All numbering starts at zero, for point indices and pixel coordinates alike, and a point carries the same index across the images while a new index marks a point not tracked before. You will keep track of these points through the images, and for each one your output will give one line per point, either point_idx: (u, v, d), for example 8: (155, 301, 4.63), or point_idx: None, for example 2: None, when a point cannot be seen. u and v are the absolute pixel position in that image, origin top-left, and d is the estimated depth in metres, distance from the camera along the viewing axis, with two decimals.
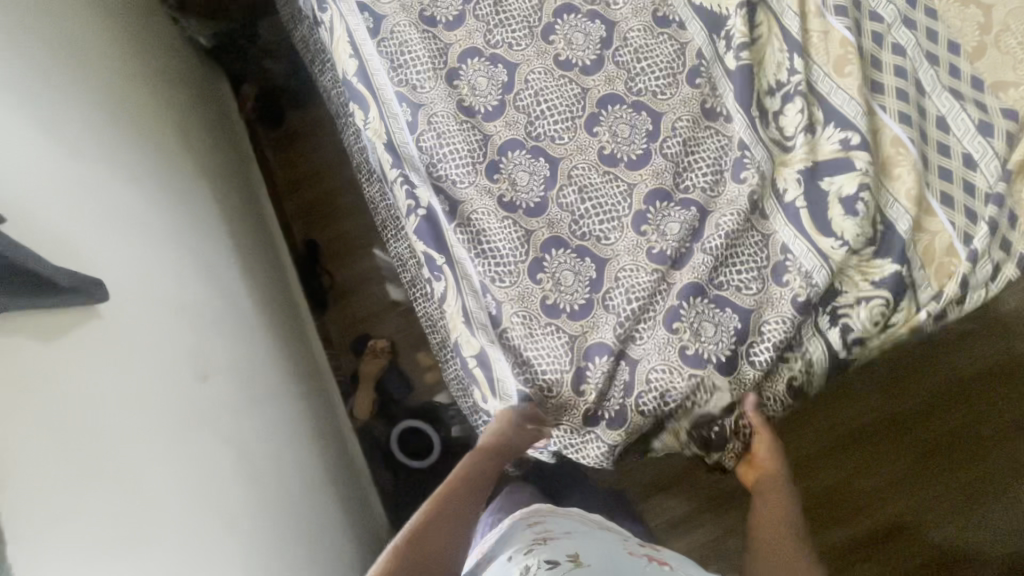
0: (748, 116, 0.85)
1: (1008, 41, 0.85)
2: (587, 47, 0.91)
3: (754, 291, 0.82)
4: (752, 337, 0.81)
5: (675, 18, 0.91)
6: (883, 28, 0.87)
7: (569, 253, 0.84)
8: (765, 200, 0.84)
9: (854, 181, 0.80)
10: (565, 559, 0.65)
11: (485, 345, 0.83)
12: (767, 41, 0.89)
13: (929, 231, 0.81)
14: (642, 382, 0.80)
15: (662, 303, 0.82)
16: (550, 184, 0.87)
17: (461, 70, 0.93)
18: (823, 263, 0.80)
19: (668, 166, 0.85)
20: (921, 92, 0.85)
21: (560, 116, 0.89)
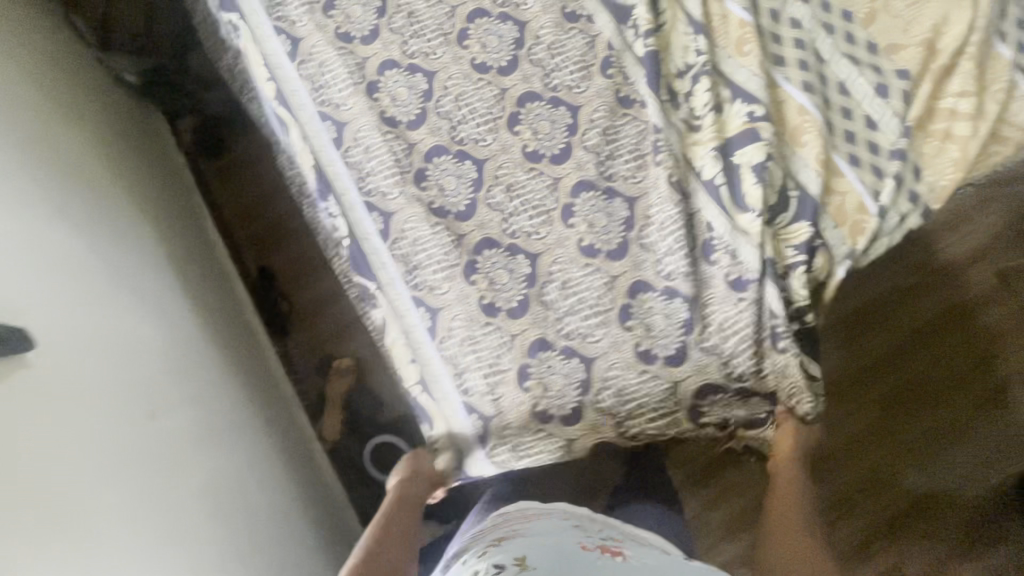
0: (660, 101, 0.88)
1: (896, 6, 0.90)
2: (502, 48, 0.93)
3: (691, 276, 0.83)
4: (699, 324, 0.83)
5: (583, 12, 0.93)
6: (780, 5, 0.91)
7: (501, 252, 0.86)
8: (689, 183, 0.86)
9: (761, 153, 0.84)
10: (511, 563, 0.67)
11: (427, 366, 0.84)
12: (672, 26, 0.92)
13: (838, 192, 0.85)
14: (598, 379, 0.82)
15: (613, 301, 0.83)
16: (478, 185, 0.89)
17: (380, 83, 0.93)
18: (744, 240, 0.83)
19: (590, 157, 0.88)
20: (821, 61, 0.89)
21: (482, 118, 0.91)
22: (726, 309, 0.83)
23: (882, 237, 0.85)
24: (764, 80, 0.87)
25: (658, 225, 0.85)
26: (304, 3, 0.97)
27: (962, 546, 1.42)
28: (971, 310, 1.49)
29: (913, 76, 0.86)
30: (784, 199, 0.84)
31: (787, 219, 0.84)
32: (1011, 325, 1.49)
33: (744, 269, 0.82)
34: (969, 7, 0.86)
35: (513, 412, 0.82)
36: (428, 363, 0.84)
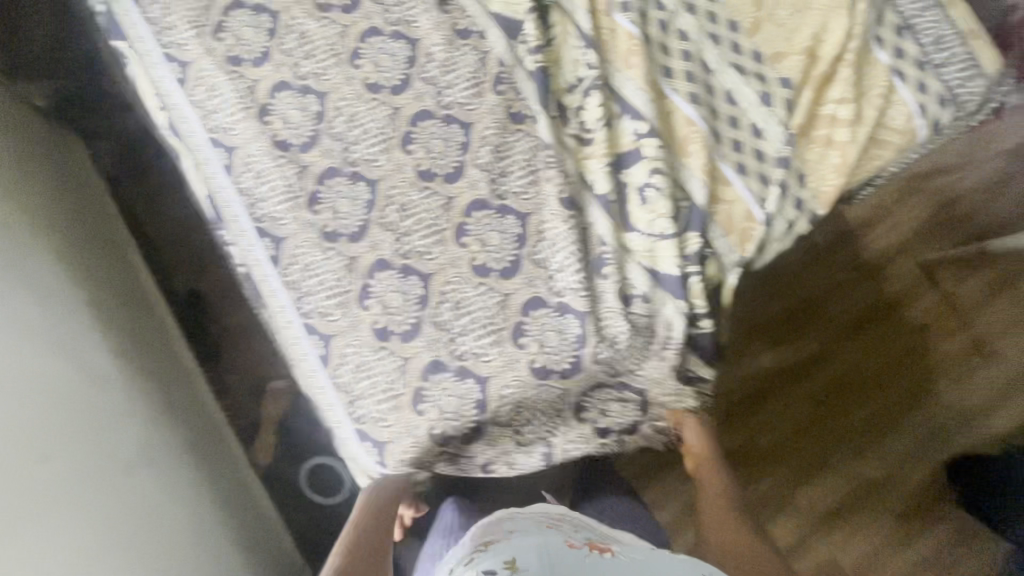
0: (549, 118, 0.88)
1: (780, 14, 0.91)
2: (394, 67, 0.92)
3: (585, 292, 0.83)
4: (593, 338, 0.83)
5: (475, 28, 0.93)
6: (668, 16, 0.92)
7: (393, 273, 0.86)
8: (582, 196, 0.86)
9: (645, 170, 0.86)
10: (503, 567, 0.64)
11: (319, 391, 0.84)
12: (563, 40, 0.92)
13: (725, 201, 0.86)
14: (495, 398, 0.83)
15: (507, 319, 0.84)
16: (371, 207, 0.88)
17: (271, 106, 0.92)
18: (630, 255, 0.85)
19: (483, 176, 0.88)
20: (708, 72, 0.90)
21: (375, 139, 0.90)
22: (618, 322, 0.84)
23: (769, 243, 0.86)
24: (651, 93, 0.88)
25: (549, 241, 0.85)
26: (192, 26, 0.95)
27: (897, 533, 1.45)
28: (898, 303, 1.53)
29: (795, 84, 0.88)
30: (677, 209, 0.85)
31: (694, 228, 0.85)
32: (936, 317, 1.53)
33: (631, 284, 0.85)
34: (847, 14, 0.88)
35: (410, 437, 0.82)
36: (320, 392, 0.84)
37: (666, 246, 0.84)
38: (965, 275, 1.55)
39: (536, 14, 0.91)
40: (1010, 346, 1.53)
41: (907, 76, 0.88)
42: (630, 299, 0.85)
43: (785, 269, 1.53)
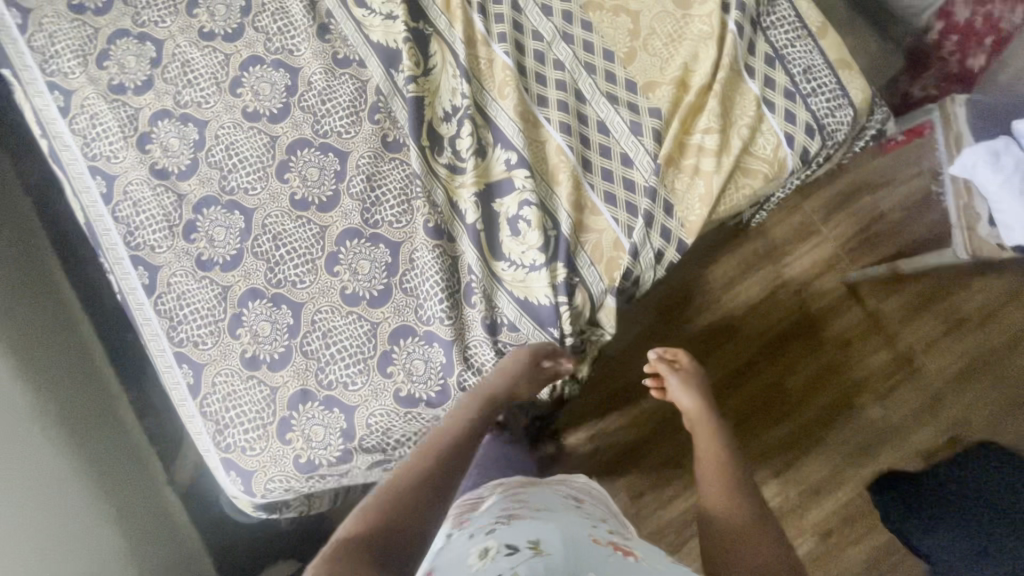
0: (421, 149, 0.89)
1: (654, 45, 0.92)
2: (274, 96, 0.93)
3: (452, 322, 0.84)
4: (458, 368, 0.84)
5: (355, 57, 0.94)
6: (544, 46, 0.93)
7: (264, 303, 0.86)
8: (452, 224, 0.87)
9: (515, 201, 0.87)
10: (525, 546, 0.53)
11: (187, 419, 0.84)
12: (441, 70, 0.93)
13: (596, 231, 0.87)
14: (361, 427, 0.83)
15: (375, 348, 0.84)
16: (245, 236, 0.88)
17: (152, 134, 0.92)
18: (497, 284, 0.86)
19: (356, 205, 0.88)
20: (582, 101, 0.91)
21: (251, 168, 0.91)
22: (485, 352, 0.85)
23: (639, 271, 0.86)
24: (523, 124, 0.89)
25: (418, 270, 0.86)
26: (76, 55, 0.95)
27: (820, 553, 1.45)
28: (818, 318, 1.53)
29: (665, 114, 0.89)
30: (546, 239, 0.85)
31: (563, 259, 0.85)
32: (855, 333, 1.52)
33: (498, 313, 0.85)
34: (715, 45, 0.89)
35: (275, 467, 0.82)
36: (188, 422, 0.85)
37: (536, 277, 0.85)
38: (885, 289, 1.53)
39: (413, 45, 0.92)
40: (934, 359, 1.50)
41: (777, 105, 0.89)
42: (498, 328, 0.86)
43: (712, 282, 1.54)
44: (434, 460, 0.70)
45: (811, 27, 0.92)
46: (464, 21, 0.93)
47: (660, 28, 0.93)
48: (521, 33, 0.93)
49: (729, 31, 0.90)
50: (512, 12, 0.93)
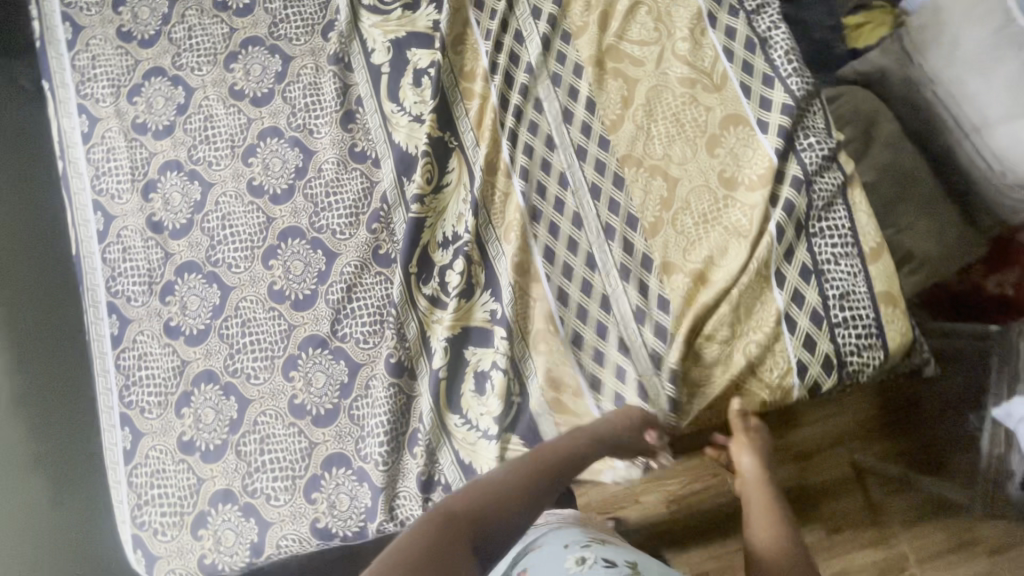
0: (408, 274, 0.85)
1: (684, 221, 0.85)
2: (282, 174, 0.90)
3: (387, 467, 0.82)
4: (381, 516, 0.80)
5: (372, 152, 0.90)
6: (567, 193, 0.87)
7: (215, 388, 0.85)
8: (415, 360, 0.84)
9: (489, 358, 0.83)
10: (622, 563, 0.63)
11: (114, 483, 0.85)
12: (454, 189, 0.89)
13: (564, 411, 0.82)
14: (271, 546, 0.81)
15: (306, 469, 0.82)
16: (216, 313, 0.87)
17: (158, 182, 0.92)
18: (445, 440, 0.83)
19: (328, 314, 0.85)
20: (591, 265, 0.85)
21: (240, 245, 0.89)
22: (412, 507, 0.82)
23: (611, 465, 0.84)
24: (514, 274, 0.85)
25: (370, 400, 0.83)
26: (111, 83, 0.95)
27: None
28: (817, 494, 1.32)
29: (672, 305, 0.83)
30: (502, 407, 0.81)
31: (518, 431, 0.82)
32: (841, 522, 1.32)
33: (438, 468, 0.82)
34: (748, 246, 0.81)
35: (180, 559, 0.82)
36: (114, 486, 0.85)
37: (488, 445, 0.81)
38: (890, 487, 1.33)
39: (433, 160, 0.89)
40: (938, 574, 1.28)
41: (799, 326, 0.80)
42: (432, 485, 0.82)
43: None
44: (525, 473, 0.64)
45: (863, 246, 0.82)
46: (494, 145, 0.89)
47: (695, 203, 0.85)
48: (547, 173, 0.88)
49: (767, 231, 0.82)
50: (543, 148, 0.89)
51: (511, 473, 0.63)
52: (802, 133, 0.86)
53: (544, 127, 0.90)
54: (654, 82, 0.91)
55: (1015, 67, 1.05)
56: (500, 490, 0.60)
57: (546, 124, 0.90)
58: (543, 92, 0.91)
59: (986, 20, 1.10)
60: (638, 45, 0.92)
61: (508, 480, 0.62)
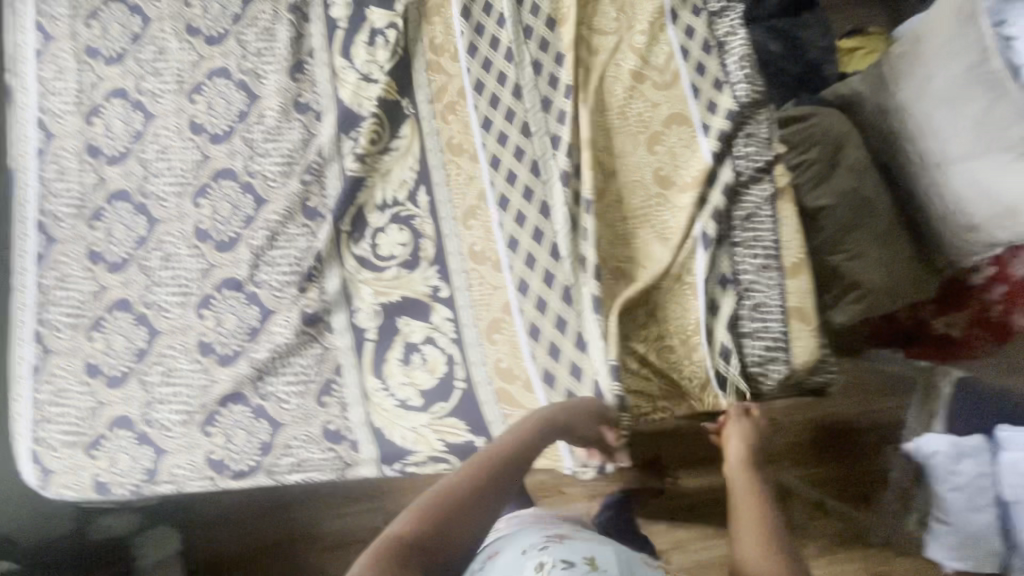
0: (340, 229, 0.87)
1: (615, 214, 0.88)
2: (224, 115, 0.90)
3: (292, 406, 0.85)
4: (277, 451, 0.84)
5: (316, 105, 0.90)
6: (513, 174, 0.88)
7: (129, 317, 0.86)
8: (337, 315, 0.86)
9: (422, 332, 0.86)
10: (581, 561, 0.61)
11: (17, 398, 0.86)
12: (401, 156, 0.90)
13: (514, 405, 0.83)
14: (165, 472, 0.83)
15: (201, 405, 0.84)
16: (139, 244, 0.88)
17: (102, 108, 0.92)
18: (362, 398, 0.86)
19: (247, 258, 0.86)
20: (539, 243, 0.86)
21: (173, 180, 0.89)
22: (311, 451, 0.84)
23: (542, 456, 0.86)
24: (470, 258, 0.88)
25: (277, 346, 0.85)
26: (70, 4, 0.95)
27: None
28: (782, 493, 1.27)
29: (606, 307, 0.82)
30: (434, 383, 0.85)
31: (440, 409, 0.85)
32: None
33: (345, 423, 0.85)
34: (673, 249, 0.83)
35: (75, 475, 0.84)
36: (17, 399, 0.86)
37: (402, 414, 0.85)
38: (813, 512, 1.26)
39: (381, 123, 0.89)
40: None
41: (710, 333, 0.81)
42: (340, 436, 0.85)
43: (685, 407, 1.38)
44: (478, 475, 0.63)
45: (785, 261, 0.82)
46: (453, 122, 0.91)
47: (630, 200, 0.88)
48: (501, 153, 0.89)
49: (690, 239, 0.83)
50: (503, 123, 0.90)
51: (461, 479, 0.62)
52: (741, 139, 0.85)
53: (507, 104, 0.90)
54: (616, 74, 0.91)
55: (981, 107, 1.03)
56: (450, 508, 0.59)
57: (509, 104, 0.90)
58: (502, 70, 0.91)
59: (958, 54, 1.05)
60: (605, 36, 0.92)
61: (459, 491, 0.61)
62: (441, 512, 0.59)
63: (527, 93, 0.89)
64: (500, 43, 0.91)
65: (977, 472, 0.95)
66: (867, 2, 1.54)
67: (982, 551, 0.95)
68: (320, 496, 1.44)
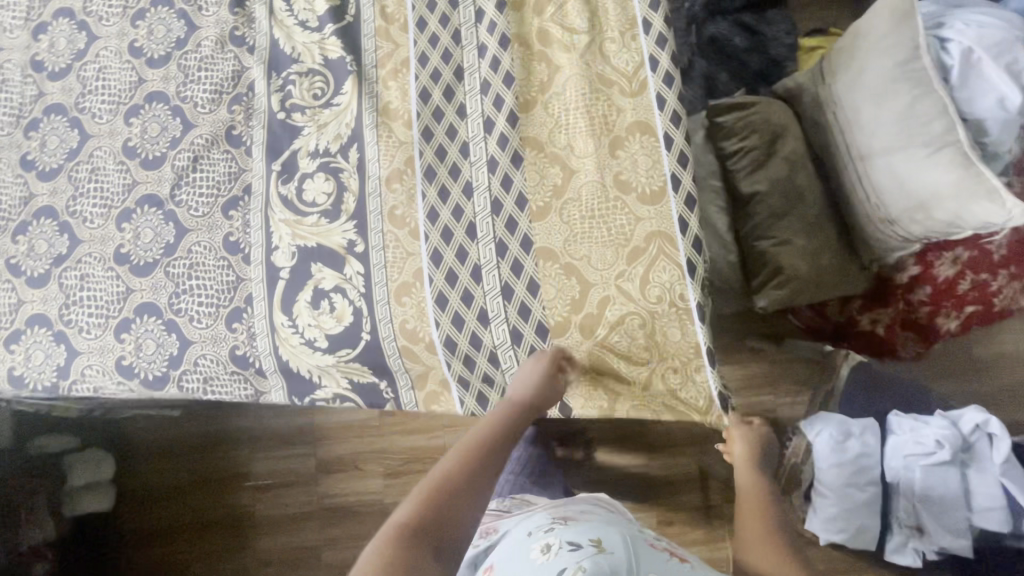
0: (271, 169, 0.89)
1: (535, 179, 0.86)
2: (162, 42, 0.94)
3: (203, 327, 0.85)
4: (184, 366, 0.85)
5: (250, 40, 0.94)
6: (443, 149, 0.88)
7: (53, 224, 0.90)
8: (256, 250, 0.87)
9: (333, 280, 0.85)
10: (587, 543, 0.66)
11: None
12: (343, 110, 0.90)
13: (415, 361, 0.85)
14: (76, 371, 0.86)
15: (120, 311, 0.87)
16: (71, 156, 0.92)
17: (48, 26, 0.96)
18: (269, 333, 0.85)
19: (170, 178, 0.90)
20: (457, 220, 0.86)
21: (108, 98, 0.93)
22: (216, 370, 0.85)
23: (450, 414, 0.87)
24: (390, 221, 0.86)
25: (189, 262, 0.87)
26: None
27: None
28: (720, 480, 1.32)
29: (525, 271, 0.84)
30: (341, 330, 0.84)
31: (345, 353, 0.84)
32: (682, 516, 1.36)
33: (251, 351, 0.85)
34: (586, 221, 0.84)
35: None
36: None
37: (308, 353, 0.84)
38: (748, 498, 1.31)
39: (315, 71, 0.92)
40: None
41: (609, 303, 0.82)
42: (246, 361, 0.85)
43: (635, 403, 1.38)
44: (469, 461, 0.69)
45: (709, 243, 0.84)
46: (393, 88, 0.91)
47: (586, 198, 0.85)
48: (433, 126, 0.89)
49: (678, 265, 0.81)
50: (441, 99, 0.90)
51: (453, 467, 0.68)
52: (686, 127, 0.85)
53: (448, 81, 0.90)
54: (554, 48, 0.90)
55: (904, 101, 1.02)
56: (447, 494, 0.65)
57: (449, 74, 0.90)
58: (438, 28, 0.92)
59: (890, 48, 1.03)
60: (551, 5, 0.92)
61: (454, 477, 0.67)
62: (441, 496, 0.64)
63: (467, 71, 0.90)
64: (450, 21, 0.92)
65: (860, 452, 0.98)
66: (835, 6, 1.57)
67: (856, 525, 0.99)
68: (254, 437, 1.46)
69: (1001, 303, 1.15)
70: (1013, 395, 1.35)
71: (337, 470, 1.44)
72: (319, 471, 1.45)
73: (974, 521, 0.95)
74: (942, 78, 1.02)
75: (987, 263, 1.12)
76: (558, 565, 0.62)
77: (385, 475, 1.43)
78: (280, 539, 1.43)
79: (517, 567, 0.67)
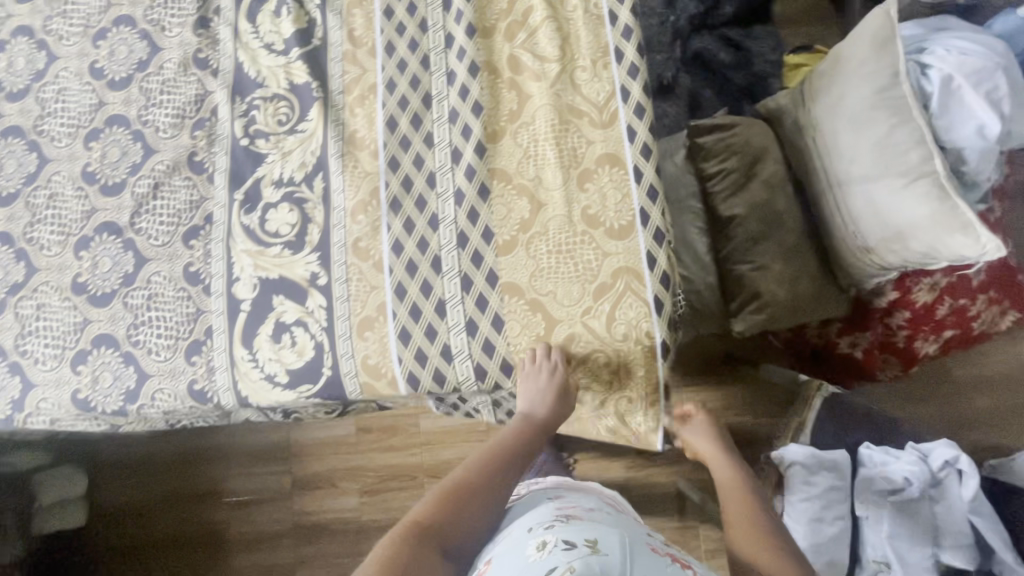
0: (233, 199, 0.87)
1: (502, 212, 0.85)
2: (123, 63, 0.92)
3: (161, 359, 0.84)
4: (141, 400, 0.83)
5: (214, 63, 0.91)
6: (409, 179, 0.86)
7: (8, 251, 0.88)
8: (217, 281, 0.85)
9: (295, 313, 0.83)
10: (582, 543, 0.63)
11: None
12: (308, 137, 0.88)
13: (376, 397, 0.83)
14: (30, 404, 0.84)
15: (77, 343, 0.85)
16: (28, 180, 0.89)
17: (6, 45, 0.93)
18: (228, 366, 0.83)
19: (130, 205, 0.88)
20: (422, 252, 0.84)
21: (67, 121, 0.91)
22: (173, 404, 0.83)
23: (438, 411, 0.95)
24: (353, 252, 0.85)
25: (148, 293, 0.85)
26: None
27: None
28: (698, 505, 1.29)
29: (490, 306, 0.82)
30: (301, 365, 0.83)
31: (306, 389, 0.83)
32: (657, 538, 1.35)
33: (209, 385, 0.83)
34: (552, 255, 0.83)
35: None
36: None
37: (267, 389, 0.83)
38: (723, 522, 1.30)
39: (281, 96, 0.90)
40: None
41: (574, 340, 0.81)
42: (204, 396, 0.83)
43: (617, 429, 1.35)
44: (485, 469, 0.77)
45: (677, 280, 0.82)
46: (360, 115, 0.89)
47: (553, 232, 0.83)
48: (400, 156, 0.87)
49: (645, 302, 0.80)
50: (408, 127, 0.88)
51: (467, 474, 0.76)
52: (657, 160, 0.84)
53: (415, 108, 0.88)
54: (525, 76, 0.89)
55: (881, 130, 0.99)
56: (458, 497, 0.73)
57: (416, 101, 0.88)
58: (408, 53, 0.90)
59: (868, 76, 1.01)
60: (522, 33, 0.90)
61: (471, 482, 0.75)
62: (451, 501, 0.73)
63: (436, 98, 0.88)
64: (419, 47, 0.90)
65: (830, 485, 0.98)
66: (822, 23, 1.55)
67: (826, 560, 0.97)
68: (229, 454, 1.45)
69: (980, 328, 1.15)
70: (991, 419, 1.35)
71: (312, 488, 1.43)
72: (293, 489, 1.44)
73: (940, 558, 0.95)
74: (921, 106, 1.00)
75: (964, 288, 1.12)
76: (550, 565, 0.60)
77: (362, 494, 1.42)
78: (253, 557, 1.42)
79: (511, 562, 0.65)
